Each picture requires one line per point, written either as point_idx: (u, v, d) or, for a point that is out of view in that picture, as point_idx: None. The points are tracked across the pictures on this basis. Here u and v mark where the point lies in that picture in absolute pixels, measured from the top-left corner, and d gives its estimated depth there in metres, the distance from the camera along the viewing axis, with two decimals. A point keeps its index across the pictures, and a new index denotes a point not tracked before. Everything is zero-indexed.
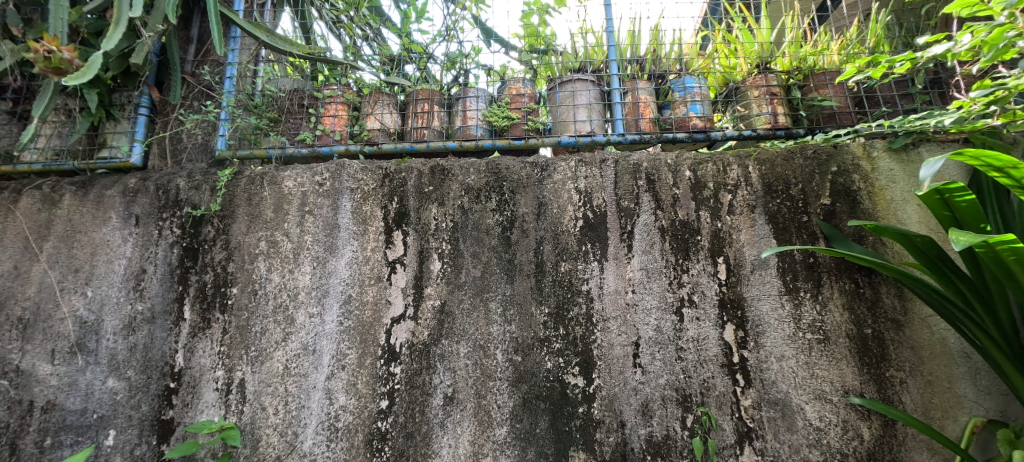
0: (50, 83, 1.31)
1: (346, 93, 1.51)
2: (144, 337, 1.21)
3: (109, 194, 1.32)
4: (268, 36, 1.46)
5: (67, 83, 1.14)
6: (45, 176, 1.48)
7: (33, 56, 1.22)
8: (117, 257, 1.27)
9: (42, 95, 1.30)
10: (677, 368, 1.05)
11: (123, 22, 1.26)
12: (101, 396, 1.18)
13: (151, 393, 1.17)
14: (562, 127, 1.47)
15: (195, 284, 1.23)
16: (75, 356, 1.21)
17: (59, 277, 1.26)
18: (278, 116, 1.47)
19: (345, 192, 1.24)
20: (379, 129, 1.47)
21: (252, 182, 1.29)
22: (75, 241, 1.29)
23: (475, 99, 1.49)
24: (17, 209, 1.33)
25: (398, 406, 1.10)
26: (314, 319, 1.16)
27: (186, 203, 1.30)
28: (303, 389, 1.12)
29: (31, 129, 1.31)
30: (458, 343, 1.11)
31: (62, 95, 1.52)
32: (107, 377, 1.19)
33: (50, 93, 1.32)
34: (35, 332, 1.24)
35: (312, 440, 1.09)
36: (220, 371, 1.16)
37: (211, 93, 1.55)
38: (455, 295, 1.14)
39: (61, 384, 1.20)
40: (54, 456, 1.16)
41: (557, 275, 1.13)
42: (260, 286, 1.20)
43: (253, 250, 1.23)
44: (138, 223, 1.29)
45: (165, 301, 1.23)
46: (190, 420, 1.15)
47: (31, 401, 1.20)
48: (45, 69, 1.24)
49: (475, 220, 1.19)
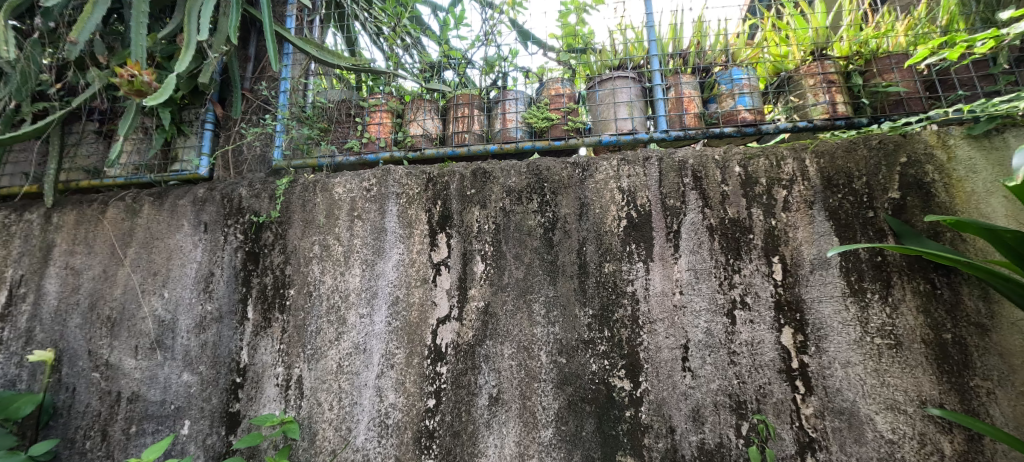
0: (132, 104, 1.44)
1: (390, 101, 1.57)
2: (213, 335, 1.30)
3: (182, 204, 1.44)
4: (317, 51, 1.53)
5: (148, 104, 1.26)
6: (128, 188, 1.64)
7: (120, 81, 1.35)
8: (189, 261, 1.38)
9: (126, 115, 1.44)
10: (730, 372, 1.01)
11: (192, 45, 1.37)
12: (177, 389, 1.29)
13: (220, 387, 1.27)
14: (602, 126, 1.45)
15: (256, 285, 1.31)
16: (155, 352, 1.33)
17: (141, 280, 1.39)
18: (328, 126, 1.55)
19: (391, 196, 1.29)
20: (422, 135, 1.51)
21: (306, 190, 1.36)
22: (154, 247, 1.42)
23: (515, 101, 1.49)
24: (105, 219, 1.48)
25: (445, 405, 1.12)
26: (365, 320, 1.21)
27: (248, 210, 1.39)
28: (355, 386, 1.17)
29: (117, 147, 1.45)
30: (503, 344, 1.12)
31: (141, 114, 1.68)
32: (183, 371, 1.30)
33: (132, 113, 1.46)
34: (122, 329, 1.37)
35: (364, 436, 1.14)
36: (280, 368, 1.23)
37: (267, 107, 1.66)
38: (498, 296, 1.15)
39: (143, 377, 1.32)
40: (138, 443, 1.27)
41: (601, 276, 1.12)
42: (314, 287, 1.26)
43: (307, 254, 1.30)
44: (206, 229, 1.40)
45: (231, 302, 1.32)
46: (254, 413, 1.23)
47: (119, 392, 1.32)
48: (128, 92, 1.37)
49: (517, 222, 1.19)
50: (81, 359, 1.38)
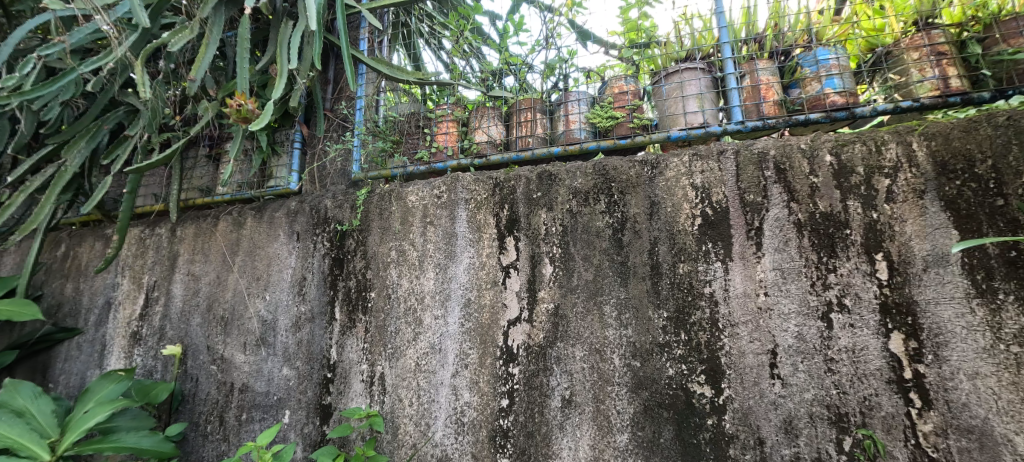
0: (238, 130, 1.64)
1: (455, 110, 1.62)
2: (307, 333, 1.44)
3: (278, 216, 1.60)
4: (388, 68, 1.64)
5: (252, 129, 1.43)
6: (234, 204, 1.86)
7: (229, 111, 1.55)
8: (285, 267, 1.54)
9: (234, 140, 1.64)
10: (827, 381, 0.92)
11: (285, 74, 1.53)
12: (279, 382, 1.44)
13: (314, 381, 1.39)
14: (671, 121, 1.39)
15: (342, 289, 1.43)
16: (259, 348, 1.49)
17: (247, 284, 1.58)
18: (400, 138, 1.65)
19: (460, 202, 1.34)
20: (486, 142, 1.56)
21: (383, 199, 1.45)
22: (256, 254, 1.60)
23: (577, 102, 1.48)
24: (217, 231, 1.70)
25: (518, 406, 1.14)
26: (439, 321, 1.26)
27: (333, 220, 1.52)
28: (432, 384, 1.23)
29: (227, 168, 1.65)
30: (574, 346, 1.12)
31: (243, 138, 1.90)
32: (283, 366, 1.44)
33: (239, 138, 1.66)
34: (233, 328, 1.56)
35: (442, 432, 1.19)
36: (365, 365, 1.33)
37: (346, 124, 1.81)
38: (568, 298, 1.15)
39: (251, 370, 1.49)
40: (248, 429, 1.44)
41: (675, 277, 1.08)
42: (392, 290, 1.35)
43: (386, 259, 1.39)
44: (299, 238, 1.55)
45: (321, 303, 1.45)
46: (344, 406, 1.33)
47: (232, 383, 1.51)
48: (236, 119, 1.56)
49: (584, 224, 1.18)
50: (202, 353, 1.58)
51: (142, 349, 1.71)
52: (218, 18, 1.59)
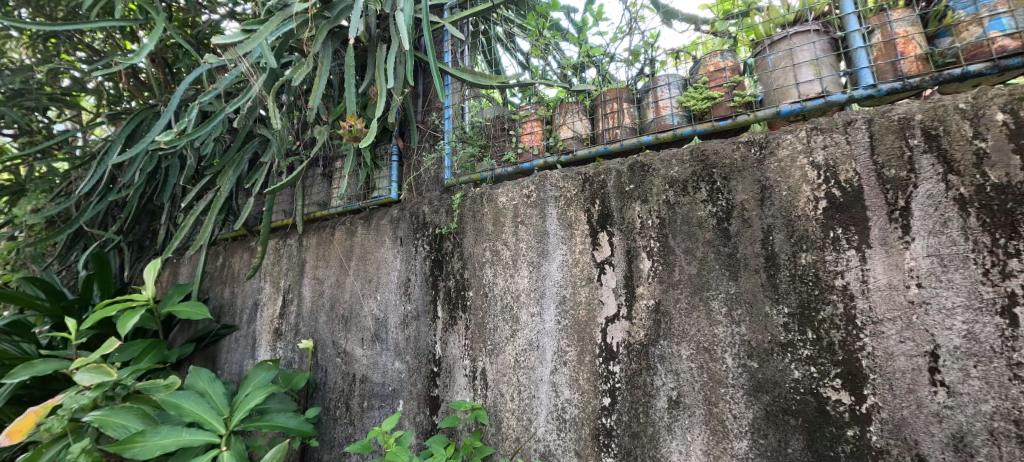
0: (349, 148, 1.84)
1: (539, 109, 1.63)
2: (414, 330, 1.56)
3: (383, 223, 1.76)
4: (472, 76, 1.69)
5: (361, 146, 1.59)
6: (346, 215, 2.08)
7: (343, 131, 1.75)
8: (391, 269, 1.68)
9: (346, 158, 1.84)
10: (1014, 392, 0.75)
11: (384, 92, 1.68)
12: (393, 374, 1.58)
13: (423, 374, 1.50)
14: (780, 94, 1.24)
15: (443, 288, 1.52)
16: (374, 344, 1.65)
17: (361, 285, 1.76)
18: (486, 142, 1.70)
19: (550, 200, 1.34)
20: (572, 138, 1.54)
21: (475, 202, 1.51)
22: (367, 259, 1.77)
23: (668, 87, 1.40)
24: (335, 239, 1.92)
25: (621, 404, 1.11)
26: (536, 318, 1.28)
27: (430, 224, 1.62)
28: (532, 380, 1.25)
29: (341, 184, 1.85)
30: (679, 344, 1.06)
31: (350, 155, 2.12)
32: (395, 360, 1.58)
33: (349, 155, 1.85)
34: (352, 325, 1.75)
35: (544, 428, 1.21)
36: (467, 360, 1.40)
37: (437, 134, 1.92)
38: (670, 294, 1.09)
39: (368, 363, 1.65)
40: (369, 415, 1.60)
41: (796, 269, 0.96)
42: (489, 288, 1.40)
43: (481, 259, 1.44)
44: (402, 243, 1.68)
45: (425, 302, 1.56)
46: (450, 398, 1.42)
47: (354, 374, 1.69)
48: (347, 139, 1.75)
49: (684, 215, 1.11)
50: (328, 347, 1.80)
51: (283, 343, 1.99)
52: (327, 50, 1.78)
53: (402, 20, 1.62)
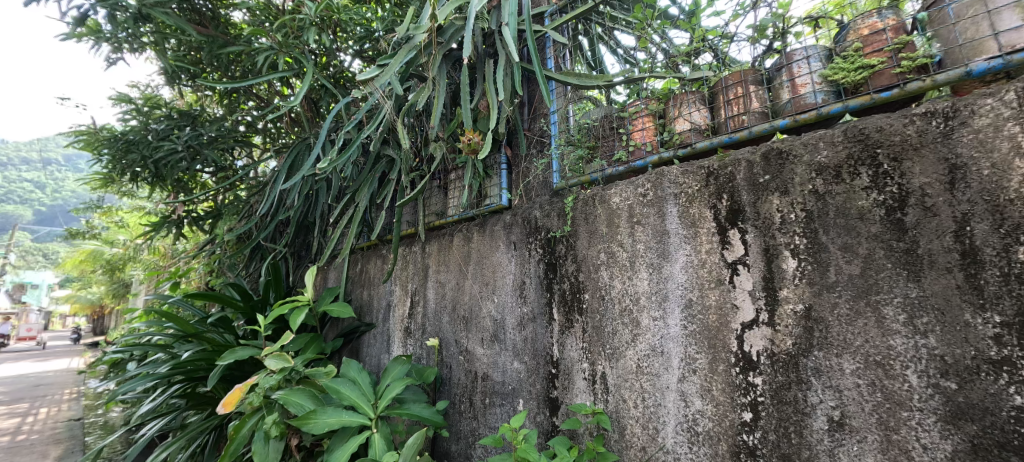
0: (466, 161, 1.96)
1: (650, 104, 1.55)
2: (531, 332, 1.60)
3: (497, 228, 1.84)
4: (577, 79, 1.68)
5: (479, 157, 1.69)
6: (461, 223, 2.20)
7: (462, 145, 1.87)
8: (507, 272, 1.75)
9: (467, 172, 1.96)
10: None
11: (496, 105, 1.76)
12: (512, 373, 1.64)
13: (541, 375, 1.53)
14: (970, 51, 1.00)
15: (558, 291, 1.53)
16: (494, 344, 1.73)
17: (479, 288, 1.86)
18: (595, 143, 1.67)
19: (669, 198, 1.27)
20: (688, 130, 1.44)
21: (587, 204, 1.50)
22: (484, 263, 1.87)
23: (807, 61, 1.23)
24: (454, 246, 2.06)
25: (765, 421, 1.00)
26: (658, 323, 1.22)
27: (543, 228, 1.65)
28: (658, 387, 1.20)
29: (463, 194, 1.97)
30: (841, 356, 0.92)
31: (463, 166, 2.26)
32: (513, 360, 1.64)
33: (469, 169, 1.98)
34: (473, 326, 1.86)
35: (673, 439, 1.15)
36: (586, 363, 1.39)
37: (544, 140, 1.92)
38: (824, 298, 0.95)
39: (489, 362, 1.74)
40: (492, 411, 1.69)
41: (1009, 268, 0.77)
42: (605, 291, 1.37)
43: (596, 261, 1.42)
44: (516, 247, 1.74)
45: (541, 305, 1.58)
46: (570, 401, 1.43)
47: (476, 372, 1.79)
48: (466, 151, 1.88)
49: (839, 206, 0.96)
50: (452, 346, 1.94)
51: (413, 340, 2.21)
52: (443, 72, 1.93)
53: (509, 33, 1.68)
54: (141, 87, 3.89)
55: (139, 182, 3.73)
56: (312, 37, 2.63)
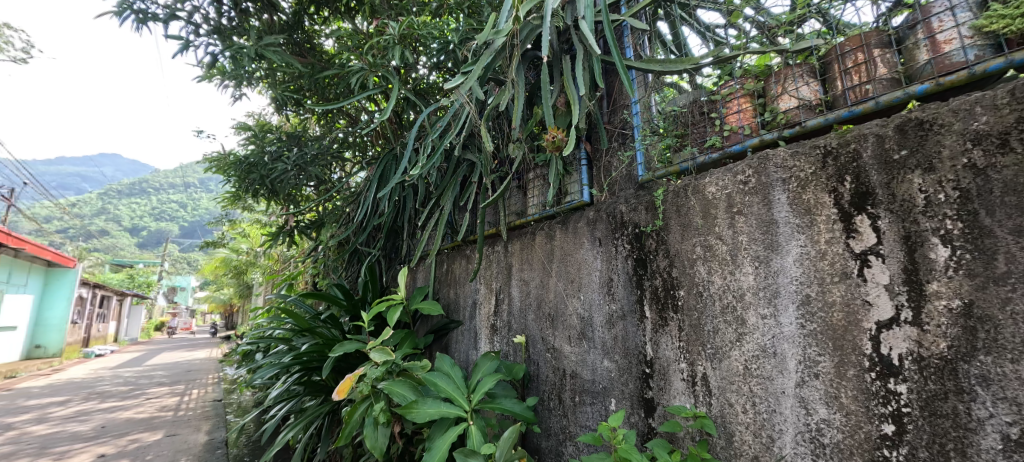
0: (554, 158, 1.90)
1: (746, 83, 1.42)
2: (621, 330, 1.55)
3: (580, 225, 1.80)
4: (660, 66, 1.60)
5: (563, 153, 1.66)
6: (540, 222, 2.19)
7: (546, 142, 1.84)
8: (592, 269, 1.71)
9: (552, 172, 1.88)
10: None
11: (577, 101, 1.71)
12: (602, 372, 1.60)
13: (634, 375, 1.48)
14: None
15: (649, 288, 1.47)
16: (582, 341, 1.70)
17: (564, 286, 1.83)
18: (683, 131, 1.56)
19: (776, 184, 1.15)
20: (796, 107, 1.30)
21: (678, 195, 1.41)
22: (568, 260, 1.84)
23: (951, 13, 1.06)
24: (536, 244, 2.07)
25: (914, 436, 0.87)
26: (768, 321, 1.12)
27: (630, 223, 1.58)
28: (770, 392, 1.10)
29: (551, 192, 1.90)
30: (1018, 362, 0.77)
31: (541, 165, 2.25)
32: (603, 358, 1.60)
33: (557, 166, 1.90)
34: (559, 323, 1.84)
35: (792, 449, 1.04)
36: (684, 363, 1.32)
37: (626, 132, 1.82)
38: (991, 291, 0.81)
39: (577, 360, 1.71)
40: (582, 410, 1.67)
41: None
42: (704, 287, 1.29)
43: (691, 256, 1.34)
44: (600, 243, 1.69)
45: (630, 302, 1.53)
46: (668, 402, 1.36)
47: (564, 369, 1.78)
48: (550, 149, 1.84)
49: (1008, 181, 0.81)
50: (539, 343, 1.95)
51: (500, 337, 2.26)
52: (521, 73, 1.95)
53: (586, 27, 1.64)
54: (257, 116, 4.50)
55: (259, 198, 4.30)
56: (396, 54, 2.82)
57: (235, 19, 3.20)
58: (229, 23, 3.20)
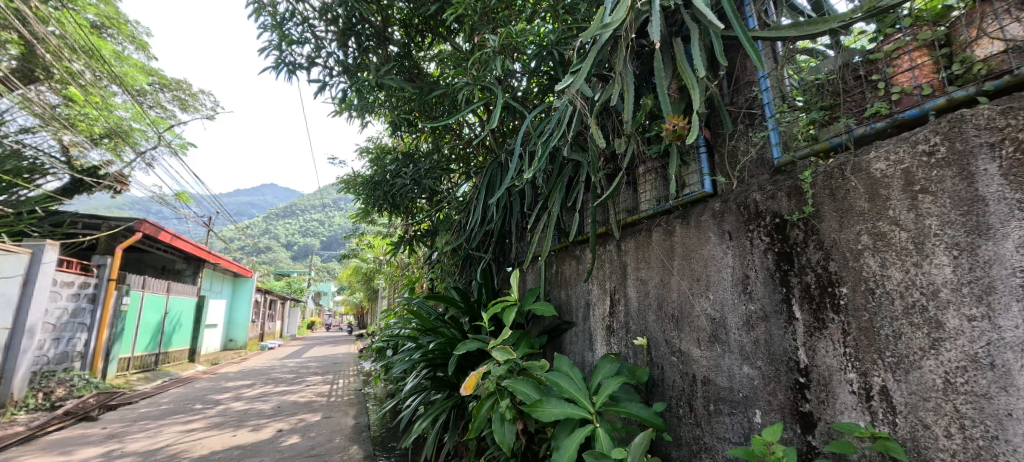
0: (674, 150, 1.74)
1: (919, 33, 1.21)
2: (764, 333, 1.38)
3: (704, 219, 1.64)
4: (796, 32, 1.39)
5: (687, 142, 1.51)
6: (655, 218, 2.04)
7: (665, 133, 1.72)
8: (723, 266, 1.54)
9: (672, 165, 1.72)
10: None
11: (695, 84, 1.56)
12: (742, 379, 1.44)
13: (783, 384, 1.31)
14: None
15: (798, 285, 1.29)
16: (714, 344, 1.55)
17: (690, 285, 1.68)
18: (833, 101, 1.34)
19: (980, 151, 0.96)
20: (1003, 52, 1.05)
21: (831, 175, 1.22)
22: (692, 257, 1.68)
23: None
24: (653, 242, 1.93)
25: None
26: (979, 326, 0.94)
27: (767, 212, 1.40)
28: (988, 415, 0.93)
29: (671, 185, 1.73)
30: None
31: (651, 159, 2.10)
32: (742, 364, 1.44)
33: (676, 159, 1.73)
34: (685, 325, 1.70)
35: None
36: (853, 373, 1.15)
37: (755, 110, 1.60)
38: None
39: (710, 365, 1.56)
40: (719, 420, 1.52)
41: None
42: (876, 284, 1.11)
43: (855, 246, 1.16)
44: (731, 237, 1.52)
45: (774, 301, 1.36)
46: (832, 418, 1.19)
47: (694, 375, 1.64)
48: (671, 139, 1.72)
49: None
50: (662, 345, 1.82)
51: (617, 339, 2.18)
52: (628, 66, 1.87)
53: (700, 4, 1.52)
54: (374, 141, 5.10)
55: (382, 212, 4.82)
56: (497, 65, 2.92)
57: (358, 58, 3.67)
58: (353, 62, 3.68)
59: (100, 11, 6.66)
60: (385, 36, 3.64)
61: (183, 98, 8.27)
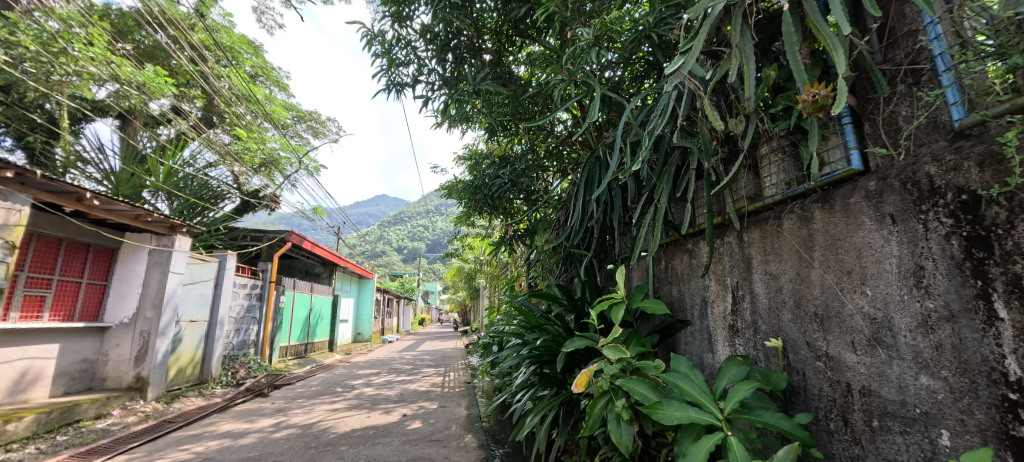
0: (813, 125, 1.50)
1: None
2: (950, 336, 1.14)
3: (854, 201, 1.40)
4: None
5: (833, 113, 1.30)
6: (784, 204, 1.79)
7: (802, 105, 1.51)
8: (886, 256, 1.29)
9: (811, 142, 1.49)
10: None
11: (838, 44, 1.32)
12: (918, 392, 1.21)
13: (984, 400, 1.08)
14: None
15: (1001, 278, 1.04)
16: (875, 350, 1.32)
17: (836, 279, 1.44)
18: None
19: None
20: None
21: None
22: (839, 247, 1.43)
23: None
24: (784, 230, 1.69)
25: None
26: None
27: (949, 188, 1.16)
28: None
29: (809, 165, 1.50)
30: None
31: (777, 137, 1.86)
32: (919, 374, 1.21)
33: (815, 134, 1.49)
34: (832, 326, 1.46)
35: None
36: None
37: (920, 66, 1.32)
38: None
39: (871, 373, 1.33)
40: (887, 439, 1.29)
41: None
42: None
43: None
44: (895, 221, 1.27)
45: (964, 299, 1.12)
46: None
47: (848, 384, 1.41)
48: (810, 111, 1.49)
49: None
50: (802, 348, 1.58)
51: (742, 340, 1.95)
52: (747, 36, 1.67)
53: None
54: (471, 147, 5.36)
55: (483, 214, 5.04)
56: (591, 57, 2.86)
57: (455, 71, 3.89)
58: (451, 75, 3.93)
59: (255, 62, 8.11)
60: (478, 47, 3.81)
61: (315, 126, 9.66)
